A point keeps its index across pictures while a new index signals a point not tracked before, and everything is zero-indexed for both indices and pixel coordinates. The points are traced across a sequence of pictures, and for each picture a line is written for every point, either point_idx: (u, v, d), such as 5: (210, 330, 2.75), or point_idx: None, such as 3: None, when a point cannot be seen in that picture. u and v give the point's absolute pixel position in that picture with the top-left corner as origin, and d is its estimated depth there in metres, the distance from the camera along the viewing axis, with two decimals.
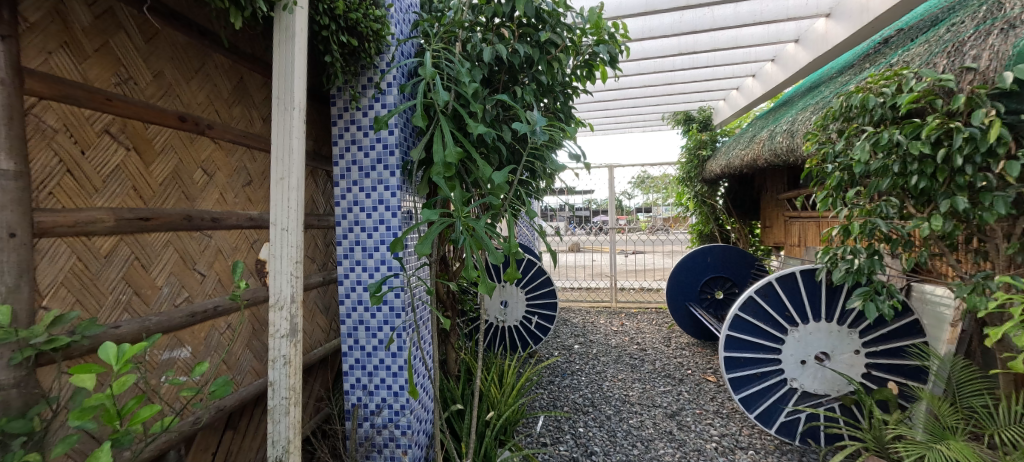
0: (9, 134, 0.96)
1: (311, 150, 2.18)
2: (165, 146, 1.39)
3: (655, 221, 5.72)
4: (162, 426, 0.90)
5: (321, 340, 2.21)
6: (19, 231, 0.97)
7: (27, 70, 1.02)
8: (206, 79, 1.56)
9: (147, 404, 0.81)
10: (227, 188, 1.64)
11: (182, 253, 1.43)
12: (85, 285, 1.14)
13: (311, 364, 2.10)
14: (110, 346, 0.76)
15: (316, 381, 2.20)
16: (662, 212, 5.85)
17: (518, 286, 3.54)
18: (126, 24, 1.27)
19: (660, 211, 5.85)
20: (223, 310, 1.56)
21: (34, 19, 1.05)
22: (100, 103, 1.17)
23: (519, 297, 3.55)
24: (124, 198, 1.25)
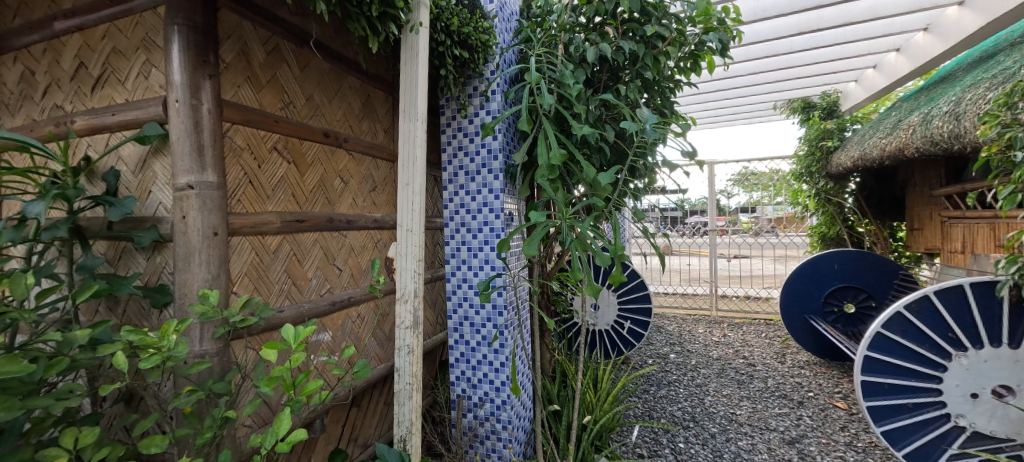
0: (215, 154, 1.20)
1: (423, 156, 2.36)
2: (314, 158, 1.62)
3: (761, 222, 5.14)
4: (321, 399, 1.05)
5: (430, 332, 2.39)
6: (220, 230, 1.21)
7: (224, 101, 1.27)
8: (343, 99, 1.79)
9: (313, 379, 0.96)
10: (358, 194, 1.86)
11: (326, 250, 1.66)
12: (261, 276, 1.38)
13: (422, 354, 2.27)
14: (291, 328, 0.91)
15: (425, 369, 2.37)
16: (769, 213, 5.24)
17: (609, 290, 3.43)
18: (288, 58, 1.51)
19: (767, 211, 5.22)
20: (354, 301, 1.77)
21: (229, 60, 1.30)
22: (271, 125, 1.41)
23: (610, 301, 3.43)
24: (285, 203, 1.48)
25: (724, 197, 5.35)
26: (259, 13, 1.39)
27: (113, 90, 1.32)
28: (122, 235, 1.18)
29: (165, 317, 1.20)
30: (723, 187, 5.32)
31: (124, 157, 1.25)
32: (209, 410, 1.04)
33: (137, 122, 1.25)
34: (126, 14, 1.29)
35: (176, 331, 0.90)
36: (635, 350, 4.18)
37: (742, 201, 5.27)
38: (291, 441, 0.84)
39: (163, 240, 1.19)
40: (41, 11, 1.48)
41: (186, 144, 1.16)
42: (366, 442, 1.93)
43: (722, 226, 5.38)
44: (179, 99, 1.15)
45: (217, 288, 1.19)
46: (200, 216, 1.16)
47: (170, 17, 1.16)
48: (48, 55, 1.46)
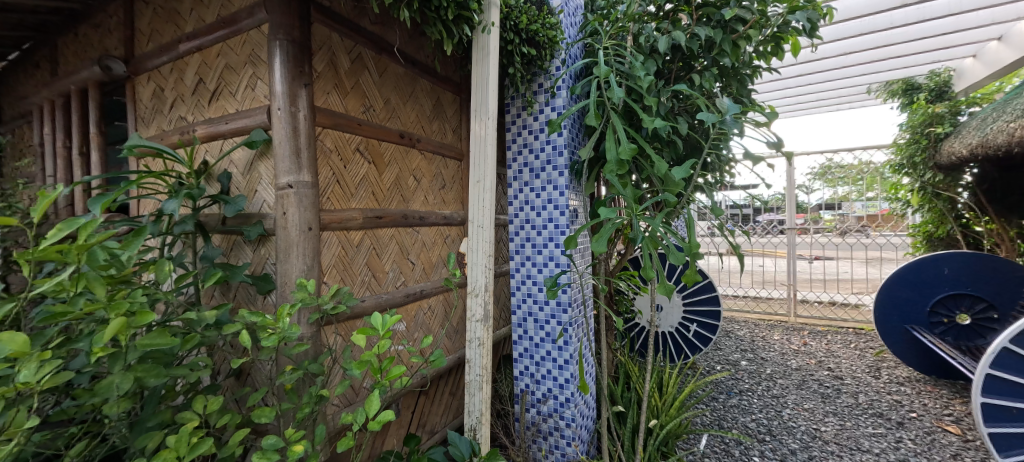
0: (309, 156, 1.32)
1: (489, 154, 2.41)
2: (391, 158, 1.72)
3: (847, 220, 4.62)
4: (402, 383, 1.11)
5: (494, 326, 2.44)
6: (314, 226, 1.32)
7: (316, 107, 1.39)
8: (416, 101, 1.88)
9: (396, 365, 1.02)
10: (429, 191, 1.95)
11: (401, 245, 1.75)
12: (346, 268, 1.49)
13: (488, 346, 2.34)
14: (388, 317, 0.99)
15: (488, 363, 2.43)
16: (857, 210, 4.58)
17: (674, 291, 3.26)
18: (368, 65, 1.62)
19: (854, 208, 4.59)
20: (426, 293, 1.86)
21: (320, 69, 1.42)
22: (355, 128, 1.52)
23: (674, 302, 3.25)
24: (366, 201, 1.59)
25: (802, 192, 4.91)
26: (344, 24, 1.50)
27: (225, 101, 1.50)
28: (234, 229, 1.34)
29: (268, 302, 1.34)
30: (802, 181, 4.88)
31: (235, 160, 1.42)
32: (305, 387, 1.15)
33: (246, 129, 1.41)
34: (236, 34, 1.46)
35: (288, 316, 1.01)
36: (702, 354, 3.96)
37: (823, 196, 4.78)
38: (381, 420, 0.90)
39: (267, 234, 1.33)
40: (169, 36, 1.72)
41: (285, 147, 1.28)
42: (433, 428, 2.01)
43: (801, 224, 4.90)
44: (280, 107, 1.28)
45: (311, 278, 1.31)
46: (297, 213, 1.28)
47: (274, 34, 1.29)
48: (174, 73, 1.70)
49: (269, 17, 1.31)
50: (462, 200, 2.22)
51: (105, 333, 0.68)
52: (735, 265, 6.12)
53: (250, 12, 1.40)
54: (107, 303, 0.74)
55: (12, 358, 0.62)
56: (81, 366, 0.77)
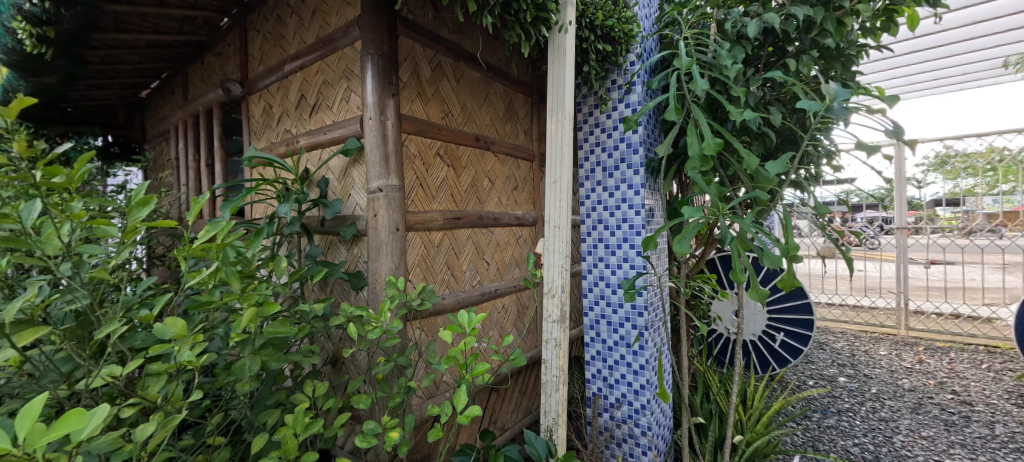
0: (396, 161, 1.41)
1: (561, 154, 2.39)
2: (467, 161, 1.78)
3: (976, 218, 3.94)
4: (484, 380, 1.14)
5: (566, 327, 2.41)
6: (401, 226, 1.41)
7: (402, 115, 1.48)
8: (490, 104, 1.93)
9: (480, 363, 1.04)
10: (503, 193, 1.98)
11: (477, 245, 1.81)
12: (428, 267, 1.57)
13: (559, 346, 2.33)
14: (479, 315, 1.01)
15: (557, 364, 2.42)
16: (985, 206, 3.94)
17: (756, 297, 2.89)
18: (447, 72, 1.69)
19: (981, 204, 3.96)
20: (500, 293, 1.89)
21: (406, 80, 1.51)
22: (435, 133, 1.60)
23: (757, 309, 2.89)
24: (446, 203, 1.66)
25: (913, 186, 4.21)
26: (426, 35, 1.58)
27: (323, 113, 1.65)
28: (332, 230, 1.47)
29: (361, 297, 1.45)
30: (914, 174, 4.15)
31: (332, 167, 1.55)
32: (395, 378, 1.23)
33: (342, 139, 1.55)
34: (332, 52, 1.61)
35: (387, 311, 1.10)
36: (791, 367, 3.59)
37: (940, 191, 4.09)
38: (469, 415, 0.93)
39: (360, 234, 1.45)
40: (276, 58, 1.93)
41: (376, 154, 1.38)
42: (505, 425, 2.03)
43: (912, 223, 4.15)
44: (371, 117, 1.38)
45: (399, 275, 1.39)
46: (387, 214, 1.38)
47: (366, 49, 1.40)
48: (280, 91, 1.90)
49: (361, 33, 1.42)
50: (534, 200, 2.23)
51: (241, 321, 0.78)
52: (828, 269, 5.48)
53: (345, 32, 1.54)
54: (240, 294, 0.85)
55: (175, 340, 0.73)
56: (218, 349, 0.89)
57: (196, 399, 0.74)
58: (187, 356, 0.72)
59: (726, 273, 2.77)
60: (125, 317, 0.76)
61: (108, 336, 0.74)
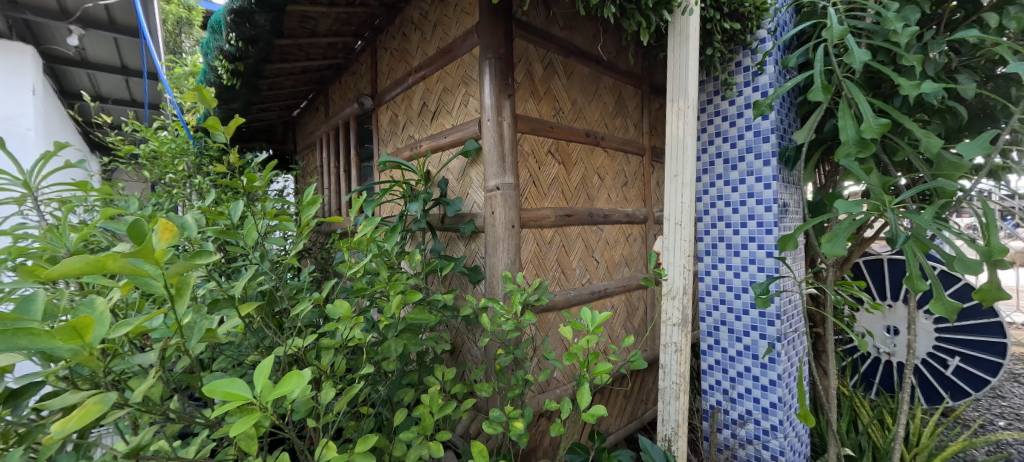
0: (512, 160, 1.45)
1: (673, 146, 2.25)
2: (578, 157, 1.77)
3: None
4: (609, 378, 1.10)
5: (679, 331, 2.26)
6: (516, 223, 1.45)
7: (518, 115, 1.52)
8: (600, 98, 1.88)
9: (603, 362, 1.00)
10: (612, 189, 1.93)
11: (586, 243, 1.78)
12: (540, 263, 1.59)
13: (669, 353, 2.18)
14: (606, 314, 0.97)
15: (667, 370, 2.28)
16: None
17: (921, 312, 2.37)
18: (558, 70, 1.69)
19: None
20: (610, 292, 1.85)
21: (520, 80, 1.55)
22: (547, 131, 1.62)
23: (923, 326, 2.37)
24: (557, 200, 1.67)
25: None
26: (538, 34, 1.60)
27: (444, 118, 1.78)
28: (453, 227, 1.58)
29: (478, 290, 1.54)
30: None
31: (451, 169, 1.67)
32: (512, 370, 1.27)
33: (461, 141, 1.65)
34: (452, 60, 1.72)
35: (519, 304, 1.15)
36: (970, 401, 2.88)
37: None
38: (593, 414, 0.91)
39: (478, 231, 1.53)
40: (401, 71, 2.14)
41: (493, 154, 1.44)
42: (612, 428, 1.97)
43: None
44: (489, 118, 1.44)
45: (514, 270, 1.44)
46: (503, 212, 1.43)
47: (485, 54, 1.46)
48: (404, 101, 2.10)
49: (480, 40, 1.49)
50: (645, 196, 2.15)
51: (391, 306, 0.88)
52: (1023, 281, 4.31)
53: (464, 39, 1.63)
54: (387, 283, 0.95)
55: (343, 320, 0.84)
56: (367, 330, 1.01)
57: (367, 372, 0.84)
58: (353, 335, 0.83)
59: (887, 280, 2.30)
60: (310, 298, 0.89)
61: (300, 314, 0.88)
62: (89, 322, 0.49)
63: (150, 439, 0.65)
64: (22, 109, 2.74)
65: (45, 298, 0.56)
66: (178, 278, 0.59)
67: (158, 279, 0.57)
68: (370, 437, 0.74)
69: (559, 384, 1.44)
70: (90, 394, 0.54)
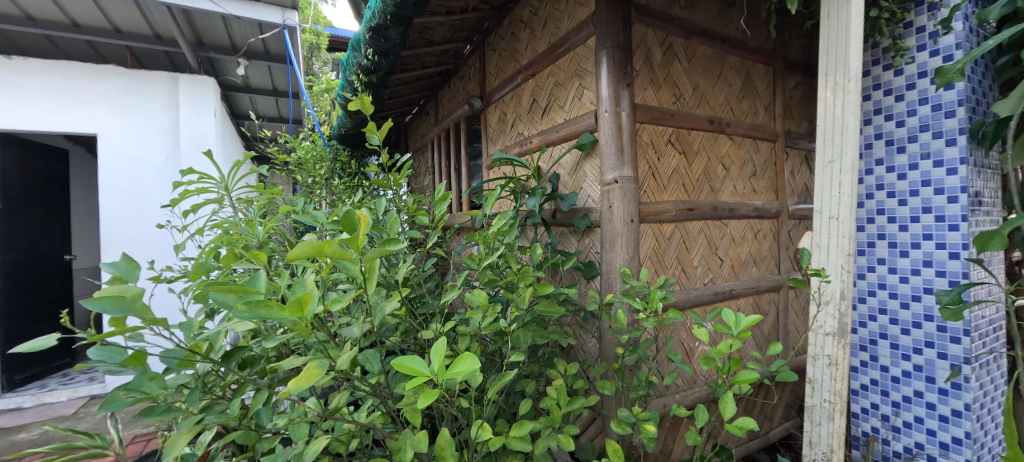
0: (631, 152, 1.40)
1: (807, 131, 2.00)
2: (700, 146, 1.63)
3: None
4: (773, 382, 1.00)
5: None
6: (635, 217, 1.39)
7: (636, 105, 1.45)
8: (725, 81, 1.71)
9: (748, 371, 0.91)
10: (739, 180, 1.74)
11: (709, 239, 1.64)
12: (659, 260, 1.50)
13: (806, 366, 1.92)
14: (756, 316, 0.87)
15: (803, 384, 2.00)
16: None
17: None
18: (679, 53, 1.58)
19: None
20: (736, 294, 1.68)
21: (639, 68, 1.47)
22: (667, 119, 1.52)
23: None
24: (677, 193, 1.56)
25: None
26: (658, 17, 1.51)
27: (555, 113, 1.78)
28: (567, 222, 1.57)
29: (593, 286, 1.51)
30: None
31: (564, 163, 1.66)
32: (633, 370, 1.22)
33: (575, 135, 1.63)
34: (564, 54, 1.71)
35: (658, 301, 1.09)
36: None
37: None
38: (742, 427, 0.84)
39: (593, 225, 1.50)
40: (510, 70, 2.19)
41: (611, 145, 1.39)
42: (735, 444, 1.79)
43: None
44: (607, 109, 1.40)
45: (633, 266, 1.38)
46: (622, 206, 1.38)
47: (601, 43, 1.42)
48: (513, 99, 2.14)
49: (596, 29, 1.45)
50: (776, 188, 1.90)
51: (523, 298, 0.90)
52: None
53: (578, 31, 1.61)
54: (517, 275, 0.99)
55: (480, 308, 0.89)
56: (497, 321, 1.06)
57: (510, 360, 0.87)
58: (487, 324, 0.87)
59: None
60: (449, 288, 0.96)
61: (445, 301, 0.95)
62: (307, 297, 0.58)
63: (342, 402, 0.76)
64: (206, 129, 3.40)
65: (266, 276, 0.71)
66: (370, 262, 0.66)
67: (354, 260, 0.64)
68: (525, 424, 0.78)
69: (679, 389, 1.36)
70: (306, 360, 0.63)
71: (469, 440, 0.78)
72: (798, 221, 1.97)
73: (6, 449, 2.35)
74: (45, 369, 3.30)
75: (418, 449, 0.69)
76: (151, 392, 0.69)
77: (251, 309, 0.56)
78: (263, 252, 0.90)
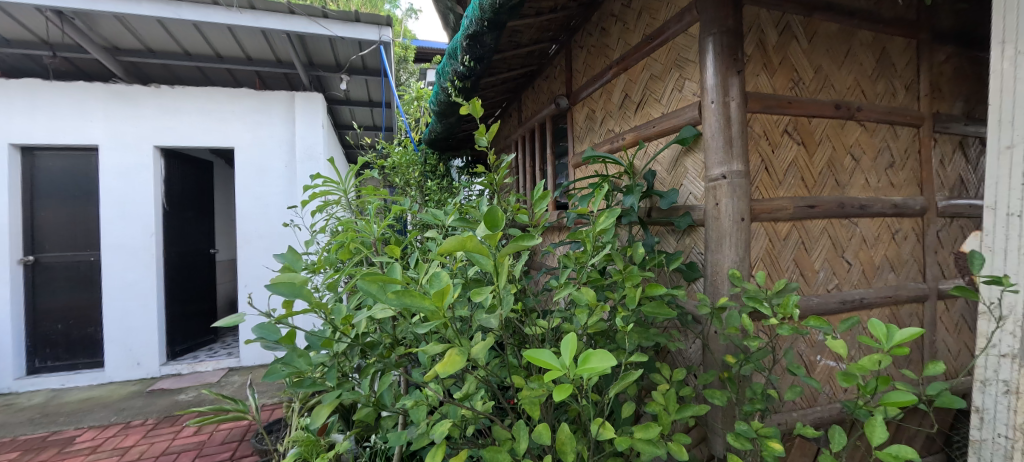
0: (741, 144, 1.29)
1: (959, 114, 1.69)
2: (823, 136, 1.45)
3: None
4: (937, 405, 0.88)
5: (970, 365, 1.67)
6: (745, 216, 1.29)
7: (747, 93, 1.33)
8: (854, 60, 1.50)
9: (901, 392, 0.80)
10: (872, 172, 1.52)
11: (834, 240, 1.45)
12: (774, 262, 1.36)
13: (958, 391, 1.61)
14: (915, 331, 0.76)
15: (953, 413, 1.69)
16: None
17: None
18: (798, 33, 1.42)
19: None
20: (868, 303, 1.46)
21: (750, 52, 1.35)
22: (784, 107, 1.37)
23: None
24: (795, 188, 1.40)
25: None
26: None
27: (651, 107, 1.71)
28: (666, 221, 1.49)
29: (696, 288, 1.41)
30: None
31: (661, 159, 1.57)
32: (745, 382, 1.13)
33: (674, 129, 1.55)
34: (662, 44, 1.63)
35: (793, 306, 0.98)
36: None
37: None
38: (895, 455, 0.75)
39: (695, 224, 1.40)
40: (599, 67, 2.14)
41: (718, 138, 1.30)
42: None
43: None
44: (714, 100, 1.31)
45: (744, 269, 1.28)
46: (731, 203, 1.28)
47: (707, 29, 1.32)
48: (603, 96, 2.10)
49: (700, 15, 1.36)
50: (921, 181, 1.62)
51: (633, 300, 0.88)
52: None
53: (679, 19, 1.52)
54: (623, 275, 0.97)
55: (587, 306, 0.89)
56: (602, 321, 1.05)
57: (630, 360, 0.86)
58: (593, 323, 0.87)
59: None
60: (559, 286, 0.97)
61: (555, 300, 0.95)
62: (447, 289, 0.69)
63: (473, 389, 0.83)
64: (315, 138, 3.81)
65: (401, 268, 0.89)
66: (503, 258, 0.75)
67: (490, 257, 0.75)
68: (653, 427, 0.77)
69: (794, 404, 1.23)
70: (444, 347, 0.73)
71: (591, 438, 0.78)
72: (950, 220, 1.67)
73: (174, 406, 2.89)
74: (197, 343, 3.97)
75: (542, 441, 0.72)
76: (299, 366, 0.85)
77: (399, 298, 0.67)
78: (396, 247, 1.12)
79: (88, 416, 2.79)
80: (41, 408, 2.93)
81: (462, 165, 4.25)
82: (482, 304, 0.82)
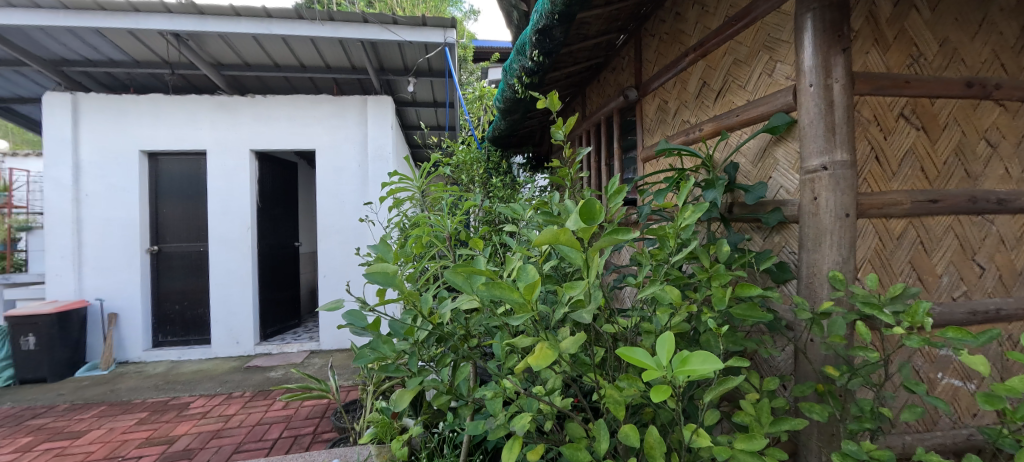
0: (846, 131, 1.16)
1: None
2: (949, 119, 1.25)
3: None
4: None
5: None
6: (851, 211, 1.15)
7: (854, 73, 1.18)
8: (991, 29, 1.28)
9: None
10: (1014, 160, 1.29)
11: (962, 240, 1.25)
12: (884, 264, 1.21)
13: None
14: None
15: None
16: None
17: None
18: (919, 2, 1.23)
19: None
20: (1005, 314, 1.24)
21: (858, 27, 1.20)
22: (900, 87, 1.20)
23: None
24: (913, 180, 1.22)
25: None
26: None
27: (734, 95, 1.58)
28: (751, 218, 1.38)
29: (787, 291, 1.29)
30: None
31: (745, 150, 1.45)
32: (845, 397, 1.02)
33: (762, 118, 1.42)
34: (749, 26, 1.50)
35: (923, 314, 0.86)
36: None
37: None
38: None
39: (788, 221, 1.28)
40: (672, 55, 2.03)
41: (819, 125, 1.17)
42: None
43: None
44: (813, 83, 1.18)
45: (847, 271, 1.15)
46: (833, 197, 1.15)
47: (804, 4, 1.19)
48: (676, 85, 1.98)
49: None
50: None
51: (721, 300, 0.83)
52: None
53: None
54: (708, 274, 0.91)
55: (671, 305, 0.85)
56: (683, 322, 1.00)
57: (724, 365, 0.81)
58: (676, 323, 0.83)
59: None
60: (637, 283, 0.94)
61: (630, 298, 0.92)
62: (535, 284, 0.69)
63: (557, 384, 0.83)
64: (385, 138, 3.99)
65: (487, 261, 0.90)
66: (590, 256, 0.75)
67: (580, 251, 0.75)
68: (758, 439, 0.72)
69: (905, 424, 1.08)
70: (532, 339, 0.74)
71: (682, 444, 0.75)
72: None
73: (267, 381, 3.23)
74: (284, 327, 4.38)
75: (628, 442, 0.70)
76: (384, 353, 0.92)
77: (489, 290, 0.69)
78: (472, 241, 1.14)
79: (199, 386, 3.19)
80: (163, 377, 3.40)
81: (524, 162, 4.26)
82: (558, 300, 0.81)
